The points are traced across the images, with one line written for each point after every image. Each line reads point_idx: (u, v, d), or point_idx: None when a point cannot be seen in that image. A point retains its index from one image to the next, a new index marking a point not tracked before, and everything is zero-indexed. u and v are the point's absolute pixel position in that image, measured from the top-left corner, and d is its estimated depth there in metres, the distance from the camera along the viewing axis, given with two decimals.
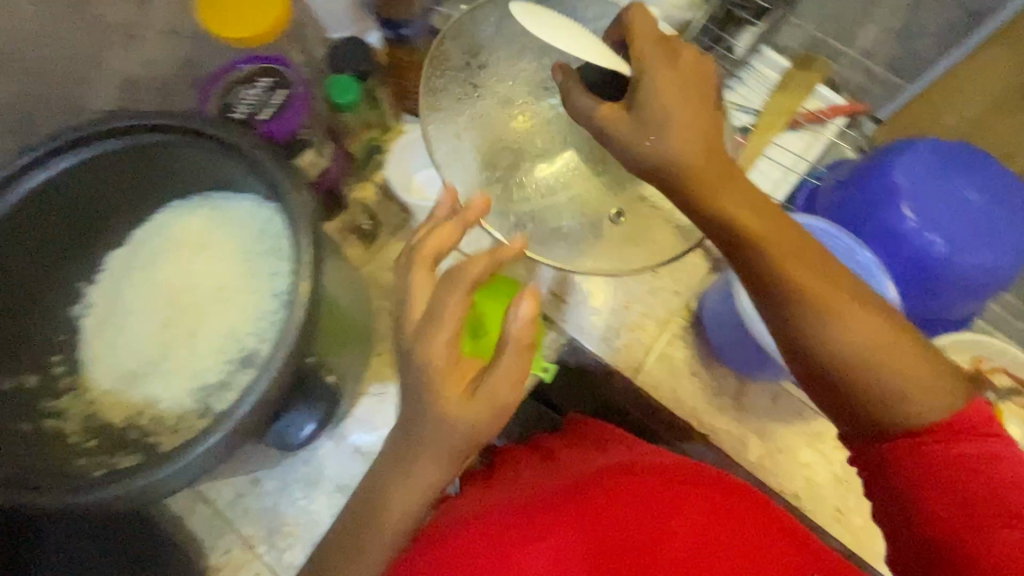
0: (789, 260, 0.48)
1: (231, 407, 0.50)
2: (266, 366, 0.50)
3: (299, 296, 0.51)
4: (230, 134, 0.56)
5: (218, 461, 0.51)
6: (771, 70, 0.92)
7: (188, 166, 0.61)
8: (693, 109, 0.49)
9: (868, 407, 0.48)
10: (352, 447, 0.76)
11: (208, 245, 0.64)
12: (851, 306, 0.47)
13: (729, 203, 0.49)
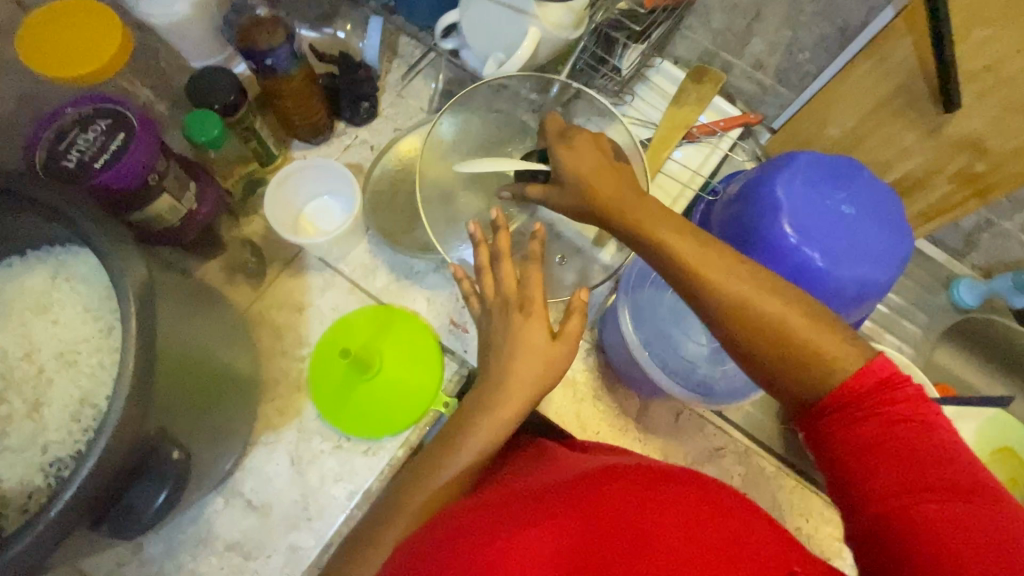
0: (700, 250, 0.51)
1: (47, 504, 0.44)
2: (88, 452, 0.45)
3: (128, 367, 0.46)
4: (41, 190, 0.50)
5: (38, 565, 0.45)
6: (667, 84, 0.93)
7: (20, 227, 0.56)
8: (602, 160, 0.58)
9: (801, 385, 0.47)
10: (244, 500, 0.71)
11: (53, 305, 0.59)
12: (764, 289, 0.48)
13: (638, 213, 0.53)
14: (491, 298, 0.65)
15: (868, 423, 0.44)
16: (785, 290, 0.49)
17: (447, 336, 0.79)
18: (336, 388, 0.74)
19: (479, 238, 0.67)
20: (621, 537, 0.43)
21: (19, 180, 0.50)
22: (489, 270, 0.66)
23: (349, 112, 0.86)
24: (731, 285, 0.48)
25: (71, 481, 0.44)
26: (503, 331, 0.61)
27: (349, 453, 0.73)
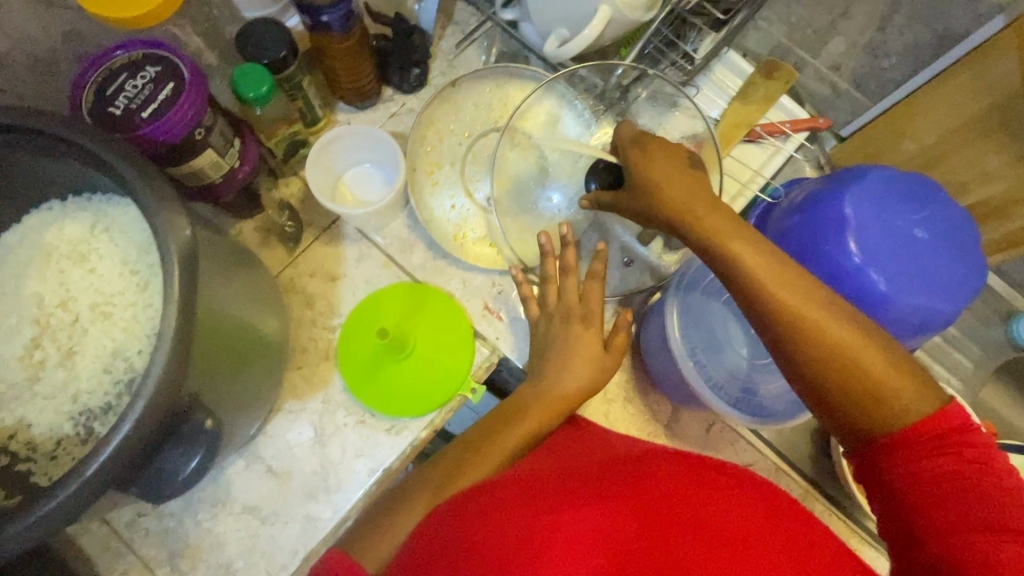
0: (775, 270, 0.51)
1: (82, 463, 0.43)
2: (126, 414, 0.44)
3: (166, 333, 0.45)
4: (85, 134, 0.47)
5: (71, 520, 0.44)
6: (734, 76, 0.88)
7: (59, 172, 0.54)
8: (671, 164, 0.58)
9: (858, 414, 0.47)
10: (265, 465, 0.71)
11: (91, 254, 0.57)
12: (835, 316, 0.49)
13: (719, 233, 0.53)
14: (553, 304, 0.70)
15: (934, 460, 0.45)
16: (857, 321, 0.49)
17: (481, 321, 0.77)
18: (365, 361, 0.73)
19: (548, 248, 0.70)
20: (678, 529, 0.47)
21: (62, 126, 0.47)
22: (554, 282, 0.71)
23: (398, 80, 0.83)
24: (800, 308, 0.49)
25: (109, 437, 0.44)
26: (561, 339, 0.67)
27: (372, 430, 0.73)
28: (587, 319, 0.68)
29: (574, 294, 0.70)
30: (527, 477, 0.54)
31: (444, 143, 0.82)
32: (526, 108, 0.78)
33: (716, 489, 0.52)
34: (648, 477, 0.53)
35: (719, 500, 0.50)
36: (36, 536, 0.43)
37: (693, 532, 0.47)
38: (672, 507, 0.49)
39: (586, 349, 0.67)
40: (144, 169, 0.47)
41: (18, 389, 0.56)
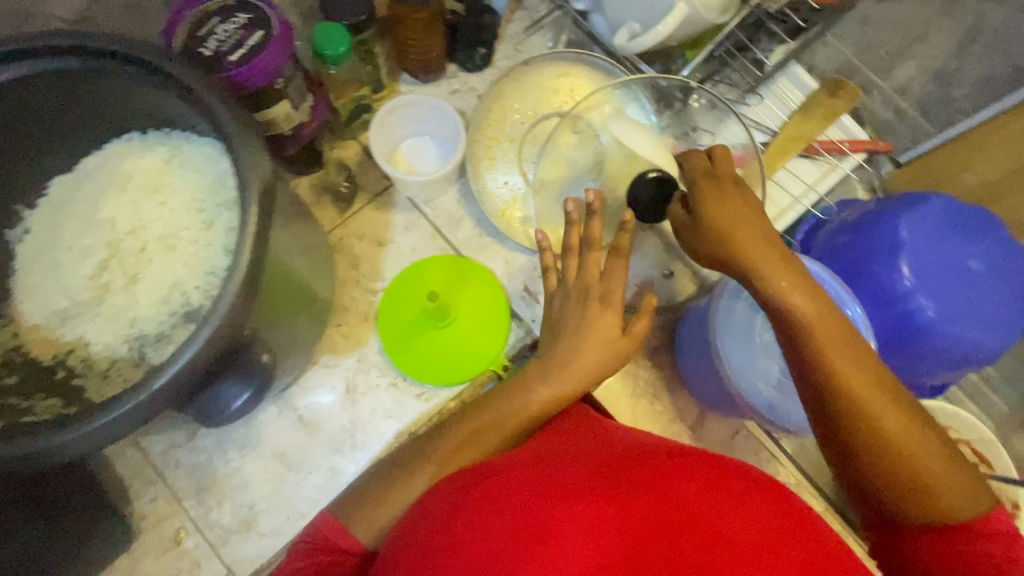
0: (823, 323, 0.50)
1: (150, 375, 0.45)
2: (196, 335, 0.46)
3: (239, 265, 0.46)
4: (180, 69, 0.49)
5: (133, 429, 0.46)
6: (795, 90, 0.87)
7: (143, 104, 0.56)
8: (741, 210, 0.55)
9: (873, 478, 0.47)
10: (296, 414, 0.73)
11: (163, 187, 0.60)
12: (875, 382, 0.48)
13: (782, 285, 0.51)
14: (572, 281, 0.65)
15: (960, 542, 0.44)
16: (897, 391, 0.48)
17: (518, 301, 0.78)
18: (404, 327, 0.75)
19: (574, 218, 0.65)
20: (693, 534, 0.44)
21: (162, 56, 0.49)
22: (576, 255, 0.66)
23: (463, 56, 0.84)
24: (839, 366, 0.48)
25: (171, 361, 0.45)
26: (577, 315, 0.62)
27: (403, 394, 0.74)
28: (606, 299, 0.63)
29: (595, 270, 0.64)
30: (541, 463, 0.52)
31: (508, 121, 0.82)
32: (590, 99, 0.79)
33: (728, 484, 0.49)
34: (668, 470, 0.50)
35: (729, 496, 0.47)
36: (93, 444, 0.45)
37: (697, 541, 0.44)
38: (682, 509, 0.46)
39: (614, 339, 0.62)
40: (232, 106, 0.49)
41: (83, 306, 0.58)
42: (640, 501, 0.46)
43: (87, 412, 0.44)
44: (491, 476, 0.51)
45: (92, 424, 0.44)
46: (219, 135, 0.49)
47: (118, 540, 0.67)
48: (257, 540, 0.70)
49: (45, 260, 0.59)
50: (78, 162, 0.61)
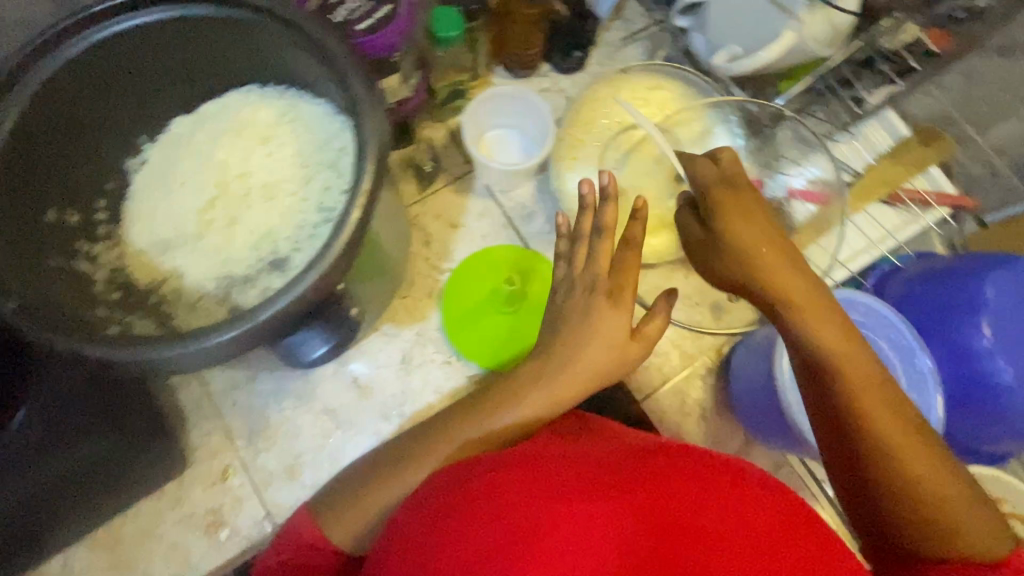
0: (846, 358, 0.48)
1: (255, 308, 0.48)
2: (301, 278, 0.48)
3: (348, 221, 0.49)
4: (322, 32, 0.53)
5: (231, 355, 0.49)
6: (885, 133, 0.83)
7: (275, 62, 0.59)
8: (757, 227, 0.51)
9: (882, 511, 0.46)
10: (351, 375, 0.75)
11: (273, 140, 0.63)
12: (895, 419, 0.47)
13: (805, 316, 0.50)
14: (578, 271, 0.57)
15: None
16: (918, 434, 0.47)
17: None
18: (466, 308, 0.77)
19: (589, 200, 0.56)
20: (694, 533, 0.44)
21: (305, 19, 0.53)
22: (584, 242, 0.58)
23: (559, 56, 0.85)
24: (859, 401, 0.47)
25: (273, 300, 0.48)
26: (582, 309, 0.56)
27: (456, 372, 0.76)
28: (615, 296, 0.56)
29: (604, 262, 0.56)
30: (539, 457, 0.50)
31: (595, 126, 0.82)
32: (680, 116, 0.81)
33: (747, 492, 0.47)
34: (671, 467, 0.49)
35: (730, 496, 0.47)
36: (188, 365, 0.48)
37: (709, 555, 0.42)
38: (687, 506, 0.45)
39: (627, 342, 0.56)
40: (366, 74, 0.52)
41: (185, 239, 0.62)
42: (644, 493, 0.46)
43: (189, 333, 0.47)
44: (483, 467, 0.49)
45: (200, 344, 0.46)
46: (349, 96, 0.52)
47: (173, 466, 0.70)
48: (300, 490, 0.72)
49: (158, 191, 0.62)
50: (197, 104, 0.64)
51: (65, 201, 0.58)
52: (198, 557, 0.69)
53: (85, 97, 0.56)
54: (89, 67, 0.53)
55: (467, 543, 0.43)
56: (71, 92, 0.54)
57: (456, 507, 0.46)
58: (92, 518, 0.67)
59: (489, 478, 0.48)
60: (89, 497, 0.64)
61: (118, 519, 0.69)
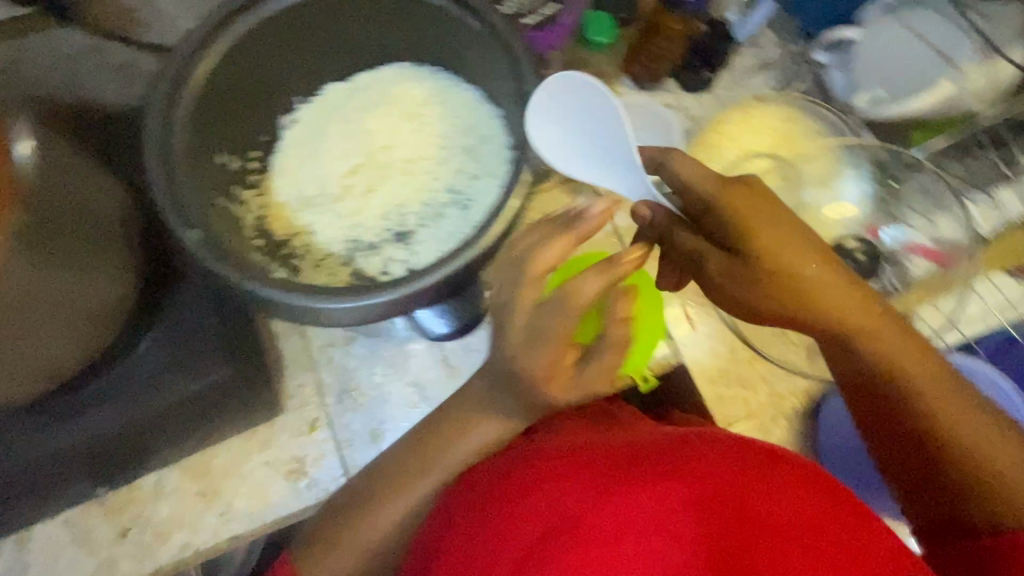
0: (893, 347, 0.50)
1: (413, 275, 0.51)
2: (459, 255, 0.51)
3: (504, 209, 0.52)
4: (508, 28, 0.56)
5: (379, 316, 0.52)
6: (1015, 204, 0.75)
7: (445, 47, 0.62)
8: (781, 230, 0.49)
9: (943, 481, 0.50)
10: (442, 354, 0.77)
11: (420, 118, 0.66)
12: (948, 391, 0.49)
13: (852, 315, 0.49)
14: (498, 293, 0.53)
15: None
16: (968, 400, 0.50)
17: (674, 321, 0.78)
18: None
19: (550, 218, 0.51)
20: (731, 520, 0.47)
21: (491, 12, 0.56)
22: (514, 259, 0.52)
23: (687, 72, 0.82)
24: (911, 387, 0.50)
25: (432, 270, 0.51)
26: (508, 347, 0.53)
27: None
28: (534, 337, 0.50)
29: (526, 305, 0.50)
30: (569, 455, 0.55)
31: (720, 152, 0.79)
32: (808, 151, 0.80)
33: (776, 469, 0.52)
34: (710, 457, 0.52)
35: (765, 492, 0.49)
36: (341, 318, 0.51)
37: (752, 530, 0.47)
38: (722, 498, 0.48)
39: (607, 363, 0.53)
40: (536, 70, 0.55)
41: (325, 198, 0.65)
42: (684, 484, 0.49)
43: (352, 289, 0.50)
44: (516, 470, 0.55)
45: (362, 301, 0.49)
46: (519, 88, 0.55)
47: (269, 410, 0.74)
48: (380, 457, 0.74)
49: (306, 151, 0.66)
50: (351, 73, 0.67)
51: (232, 145, 0.61)
52: (279, 500, 0.73)
53: (276, 51, 0.60)
54: (281, 25, 0.58)
55: (517, 532, 0.50)
56: (261, 46, 0.58)
57: (497, 504, 0.53)
58: (194, 442, 0.71)
59: (524, 478, 0.54)
60: (197, 423, 0.70)
61: (211, 450, 0.73)
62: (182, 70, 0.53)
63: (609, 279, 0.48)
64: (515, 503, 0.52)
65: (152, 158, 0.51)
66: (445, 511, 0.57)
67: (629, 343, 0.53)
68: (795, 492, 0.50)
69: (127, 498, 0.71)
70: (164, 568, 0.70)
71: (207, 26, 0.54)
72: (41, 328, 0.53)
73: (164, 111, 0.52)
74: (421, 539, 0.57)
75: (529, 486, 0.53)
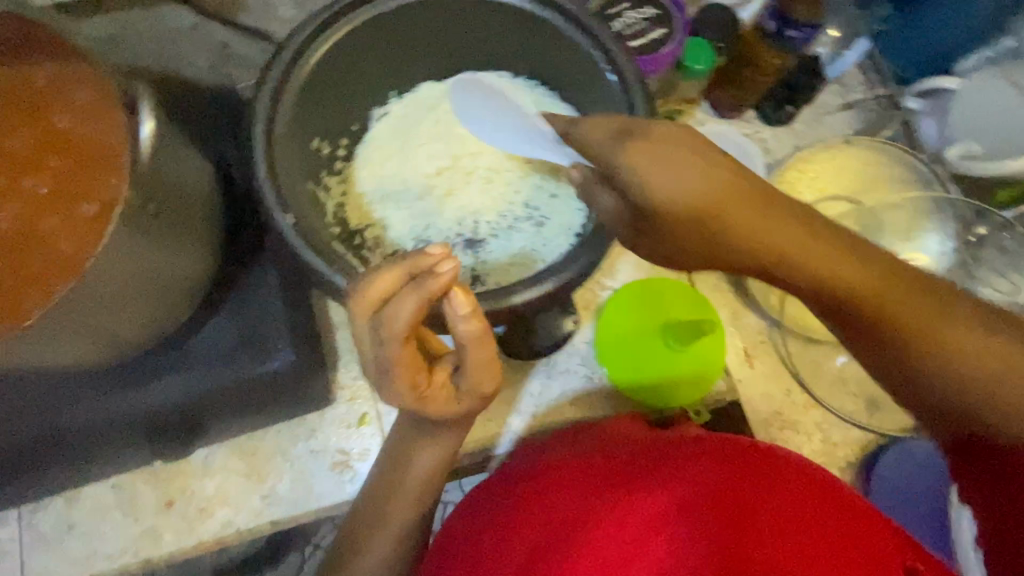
0: (883, 292, 0.46)
1: (503, 294, 0.51)
2: (550, 278, 0.52)
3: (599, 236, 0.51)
4: (619, 52, 0.55)
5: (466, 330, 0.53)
6: None
7: (547, 61, 0.62)
8: (752, 206, 0.44)
9: (975, 426, 0.48)
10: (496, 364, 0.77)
11: None
12: (947, 320, 0.47)
13: (839, 271, 0.46)
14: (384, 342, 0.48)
15: None
16: (965, 320, 0.47)
17: (732, 358, 0.77)
18: (628, 335, 0.74)
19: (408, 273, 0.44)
20: (727, 508, 0.52)
21: (605, 33, 0.55)
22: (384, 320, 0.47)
23: (768, 107, 0.81)
24: (914, 333, 0.47)
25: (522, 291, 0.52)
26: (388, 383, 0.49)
27: (595, 391, 0.76)
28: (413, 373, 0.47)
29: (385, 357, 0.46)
30: (575, 465, 0.60)
31: (798, 191, 0.78)
32: (890, 201, 0.78)
33: (766, 479, 0.55)
34: (705, 460, 0.57)
35: (757, 489, 0.54)
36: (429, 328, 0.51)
37: (746, 520, 0.51)
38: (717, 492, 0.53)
39: (475, 375, 0.49)
40: (648, 95, 0.53)
41: (411, 201, 0.65)
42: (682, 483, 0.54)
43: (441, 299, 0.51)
44: (523, 480, 0.61)
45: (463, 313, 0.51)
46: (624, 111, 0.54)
47: (320, 401, 0.74)
48: None
49: (397, 153, 0.66)
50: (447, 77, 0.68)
51: (323, 138, 0.61)
52: (321, 489, 0.73)
53: (380, 49, 0.60)
54: (389, 23, 0.57)
55: (528, 533, 0.55)
56: (367, 42, 0.58)
57: (509, 510, 0.58)
58: (244, 425, 0.72)
59: (531, 487, 0.59)
60: (246, 408, 0.70)
61: (260, 433, 0.74)
62: (291, 60, 0.53)
63: (418, 302, 0.42)
64: (525, 507, 0.57)
65: (256, 148, 0.51)
66: (464, 519, 0.62)
67: (484, 343, 0.46)
68: (785, 490, 0.54)
69: (175, 471, 0.73)
70: (204, 542, 0.72)
71: (321, 18, 0.54)
72: (128, 308, 0.55)
73: (271, 102, 0.52)
74: (443, 545, 0.61)
75: (536, 493, 0.58)
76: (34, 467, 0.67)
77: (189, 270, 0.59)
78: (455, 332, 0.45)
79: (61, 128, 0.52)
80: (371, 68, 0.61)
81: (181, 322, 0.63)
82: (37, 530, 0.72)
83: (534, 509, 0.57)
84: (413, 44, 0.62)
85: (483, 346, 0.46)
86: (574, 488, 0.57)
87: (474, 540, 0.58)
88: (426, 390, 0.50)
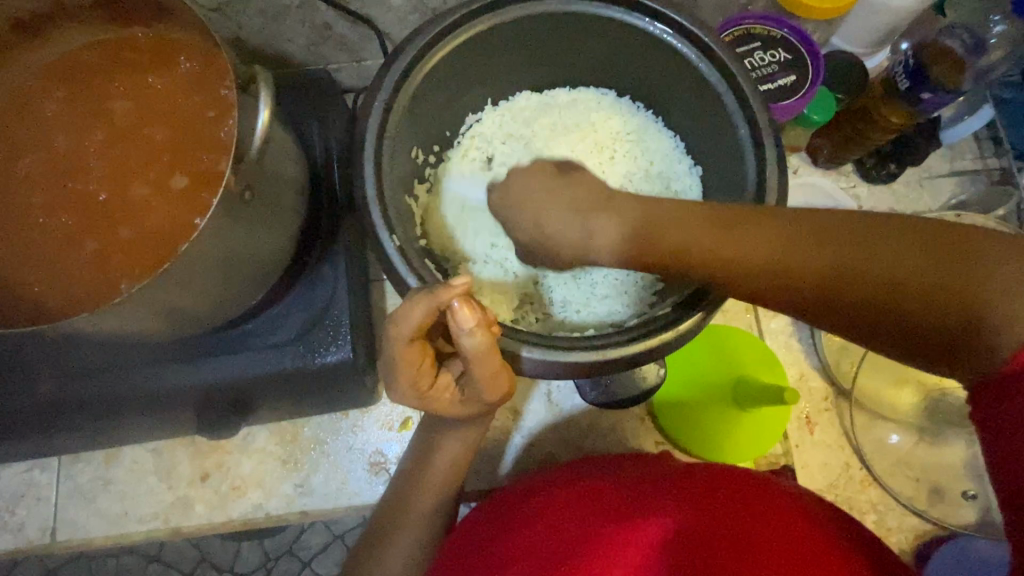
0: (809, 250, 0.39)
1: (595, 339, 0.48)
2: (650, 334, 0.48)
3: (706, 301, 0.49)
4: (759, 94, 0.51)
5: (546, 375, 0.49)
6: None
7: (668, 87, 0.59)
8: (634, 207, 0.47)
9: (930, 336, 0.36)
10: (546, 388, 0.74)
11: (608, 148, 0.67)
12: (913, 250, 0.36)
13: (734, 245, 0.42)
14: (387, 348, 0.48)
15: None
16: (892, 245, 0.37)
17: (795, 422, 0.73)
18: (693, 384, 0.73)
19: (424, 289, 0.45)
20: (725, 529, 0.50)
21: (744, 73, 0.51)
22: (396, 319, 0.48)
23: (871, 163, 0.77)
24: (870, 280, 0.37)
25: (618, 344, 0.48)
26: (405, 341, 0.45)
27: (645, 432, 0.74)
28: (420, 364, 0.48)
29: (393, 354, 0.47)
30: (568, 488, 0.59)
31: None
32: None
33: (763, 501, 0.54)
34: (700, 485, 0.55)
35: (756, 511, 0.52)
36: (535, 367, 0.48)
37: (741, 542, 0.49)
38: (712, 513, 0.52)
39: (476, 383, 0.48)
40: (780, 145, 0.50)
41: None
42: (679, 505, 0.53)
43: (544, 342, 0.48)
44: (516, 501, 0.59)
45: (557, 358, 0.47)
46: (749, 154, 0.51)
47: (367, 399, 0.72)
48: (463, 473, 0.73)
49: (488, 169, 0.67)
50: (547, 88, 0.67)
51: (420, 137, 0.59)
52: (354, 487, 0.73)
53: (495, 55, 0.58)
54: (511, 28, 0.55)
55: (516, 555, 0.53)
56: (482, 45, 0.56)
57: (501, 531, 0.56)
58: (285, 411, 0.71)
59: (526, 509, 0.58)
60: (286, 397, 0.67)
61: (302, 420, 0.74)
62: (408, 57, 0.51)
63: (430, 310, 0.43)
64: (516, 531, 0.55)
65: (365, 147, 0.50)
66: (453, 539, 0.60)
67: (494, 352, 0.45)
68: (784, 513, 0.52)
69: (217, 445, 0.73)
70: (233, 521, 0.72)
71: (449, 18, 0.52)
72: (216, 288, 0.53)
73: (384, 97, 0.51)
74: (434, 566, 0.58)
75: (528, 515, 0.57)
76: (73, 427, 0.66)
77: (266, 254, 0.57)
78: (460, 346, 0.45)
79: (164, 94, 0.51)
80: (480, 73, 0.60)
81: (248, 307, 0.61)
82: (75, 481, 0.73)
83: (524, 532, 0.55)
84: (528, 52, 0.60)
85: (489, 358, 0.46)
86: (568, 512, 0.55)
87: (462, 553, 0.56)
88: (431, 389, 0.51)
